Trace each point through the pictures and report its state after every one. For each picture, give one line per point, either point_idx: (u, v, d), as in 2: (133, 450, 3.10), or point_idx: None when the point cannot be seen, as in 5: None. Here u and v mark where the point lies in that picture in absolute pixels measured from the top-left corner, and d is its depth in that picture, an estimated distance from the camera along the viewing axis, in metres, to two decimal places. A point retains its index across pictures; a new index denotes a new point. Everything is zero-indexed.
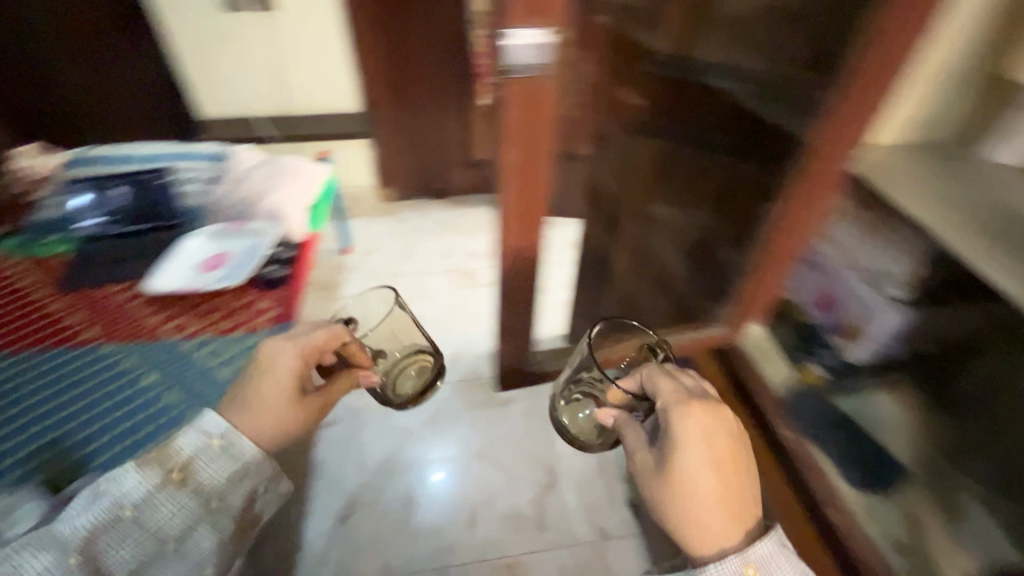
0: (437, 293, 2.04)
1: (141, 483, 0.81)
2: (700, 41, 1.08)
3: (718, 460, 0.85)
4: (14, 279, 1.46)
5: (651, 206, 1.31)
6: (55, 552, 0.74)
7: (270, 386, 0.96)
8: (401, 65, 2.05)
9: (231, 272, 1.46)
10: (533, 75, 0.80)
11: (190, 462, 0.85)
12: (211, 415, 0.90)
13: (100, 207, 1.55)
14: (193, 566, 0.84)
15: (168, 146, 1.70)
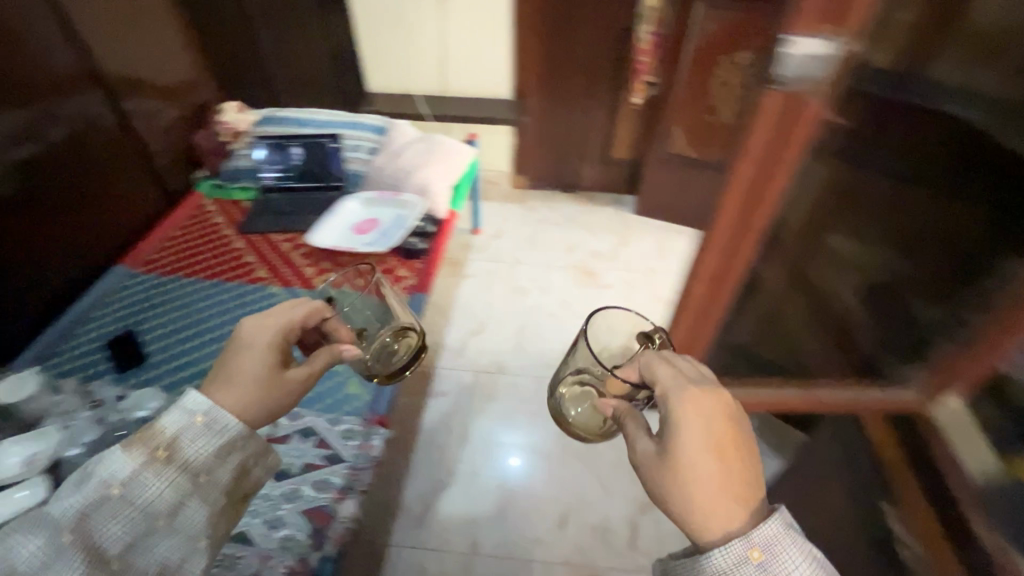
0: (556, 286, 2.04)
1: (120, 465, 0.66)
2: (946, 51, 0.83)
3: (722, 444, 0.66)
4: (208, 219, 1.68)
5: (840, 244, 1.11)
6: (49, 533, 0.62)
7: (250, 368, 0.78)
8: (560, 56, 2.06)
9: (380, 238, 1.56)
10: (800, 89, 0.72)
11: (175, 438, 0.69)
12: (194, 393, 0.73)
13: (280, 164, 1.76)
14: (188, 543, 0.69)
15: (340, 116, 1.88)
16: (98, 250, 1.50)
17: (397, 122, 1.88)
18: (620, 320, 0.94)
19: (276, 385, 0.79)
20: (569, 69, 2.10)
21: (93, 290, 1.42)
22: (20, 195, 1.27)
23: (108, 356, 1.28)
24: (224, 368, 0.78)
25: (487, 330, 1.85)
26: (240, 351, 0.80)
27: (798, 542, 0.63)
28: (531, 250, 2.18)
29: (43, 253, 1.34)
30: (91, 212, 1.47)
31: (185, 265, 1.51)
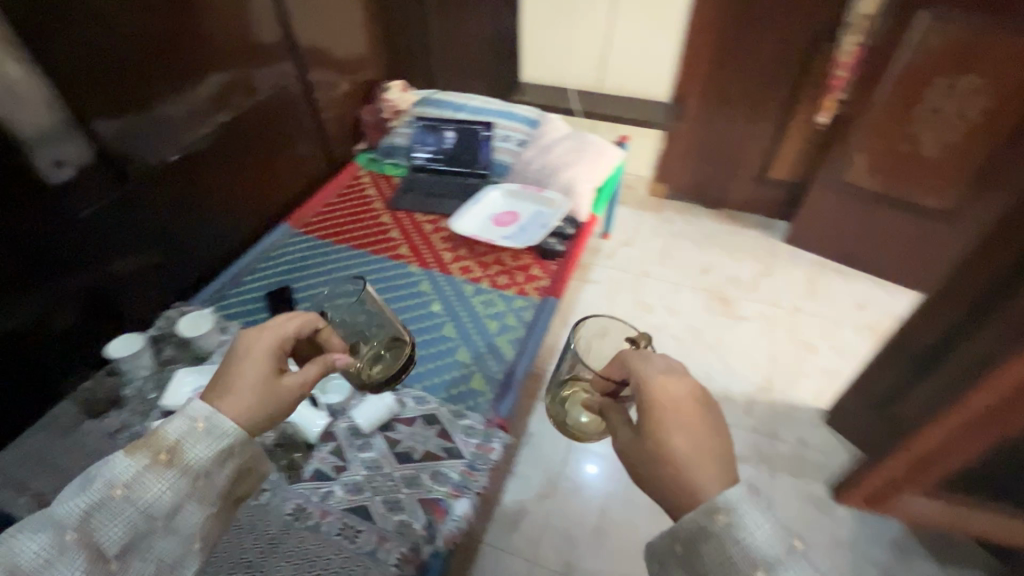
0: (685, 308, 1.89)
1: (122, 467, 0.60)
2: None
3: (692, 423, 0.68)
4: (363, 192, 1.78)
5: None
6: (46, 533, 0.56)
7: (247, 372, 0.71)
8: (733, 61, 1.89)
9: (518, 233, 1.53)
10: None
11: (178, 442, 0.62)
12: (198, 401, 0.67)
13: (432, 145, 1.80)
14: (185, 546, 0.61)
15: (494, 104, 1.88)
16: (269, 207, 1.65)
17: (549, 115, 1.84)
18: (603, 329, 0.97)
19: (276, 393, 0.72)
20: (739, 77, 1.92)
21: (261, 243, 1.55)
22: (218, 150, 1.42)
23: (265, 306, 1.38)
24: (228, 372, 0.72)
25: None
26: (240, 360, 0.73)
27: (769, 510, 0.58)
28: (662, 265, 2.05)
29: (228, 204, 1.50)
30: (269, 171, 1.61)
31: (338, 233, 1.61)
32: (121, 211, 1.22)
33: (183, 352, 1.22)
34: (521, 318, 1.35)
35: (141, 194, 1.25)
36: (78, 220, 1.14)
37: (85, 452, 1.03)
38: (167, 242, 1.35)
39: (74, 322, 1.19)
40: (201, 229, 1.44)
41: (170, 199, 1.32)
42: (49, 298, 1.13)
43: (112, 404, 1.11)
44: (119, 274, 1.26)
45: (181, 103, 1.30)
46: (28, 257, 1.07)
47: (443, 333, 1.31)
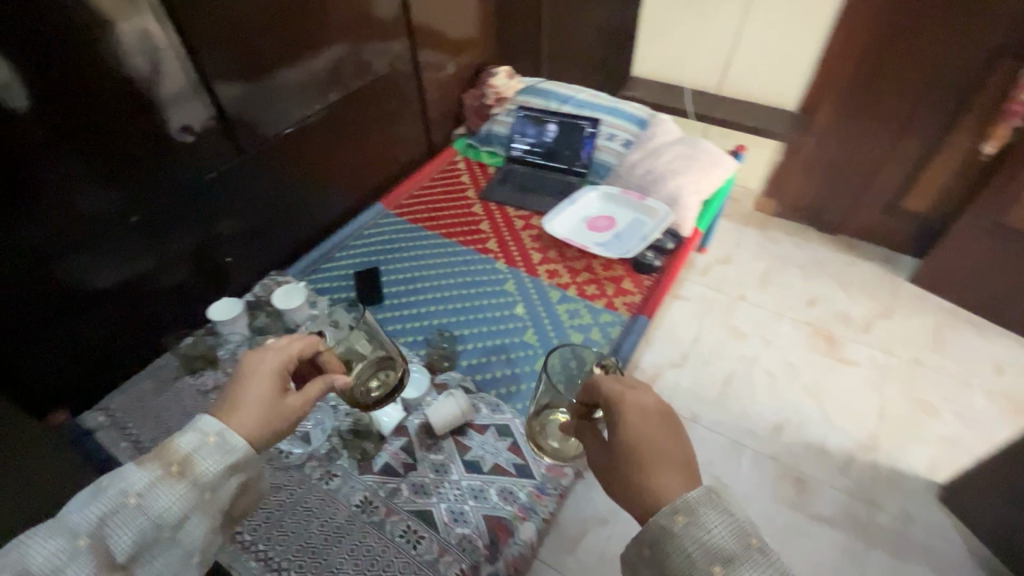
0: (783, 342, 1.72)
1: (131, 479, 0.60)
2: None
3: (660, 438, 0.64)
4: (457, 178, 1.75)
5: None
6: (60, 538, 0.55)
7: (253, 390, 0.72)
8: (882, 73, 1.66)
9: (612, 242, 1.44)
10: None
11: (189, 455, 0.63)
12: (206, 415, 0.68)
13: (532, 136, 1.74)
14: (183, 558, 0.62)
15: (602, 98, 1.77)
16: (366, 185, 1.67)
17: (661, 116, 1.71)
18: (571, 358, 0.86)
19: (279, 414, 0.72)
20: (886, 91, 1.68)
21: (355, 220, 1.57)
22: (327, 125, 1.45)
23: (353, 285, 1.40)
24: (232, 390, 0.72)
25: (688, 367, 1.65)
26: (245, 378, 0.74)
27: (727, 509, 0.55)
28: (762, 290, 1.87)
29: (329, 179, 1.53)
30: (370, 150, 1.63)
31: (429, 218, 1.60)
32: (235, 178, 1.27)
33: (274, 322, 1.25)
34: (607, 335, 1.27)
35: (254, 164, 1.30)
36: (197, 182, 1.20)
37: (179, 407, 1.09)
38: (272, 211, 1.40)
39: (183, 277, 1.27)
40: (303, 202, 1.48)
41: (279, 170, 1.37)
42: (165, 253, 1.21)
43: (208, 363, 1.16)
44: (226, 237, 1.32)
45: (299, 77, 1.32)
46: (151, 213, 1.15)
47: (524, 338, 1.26)
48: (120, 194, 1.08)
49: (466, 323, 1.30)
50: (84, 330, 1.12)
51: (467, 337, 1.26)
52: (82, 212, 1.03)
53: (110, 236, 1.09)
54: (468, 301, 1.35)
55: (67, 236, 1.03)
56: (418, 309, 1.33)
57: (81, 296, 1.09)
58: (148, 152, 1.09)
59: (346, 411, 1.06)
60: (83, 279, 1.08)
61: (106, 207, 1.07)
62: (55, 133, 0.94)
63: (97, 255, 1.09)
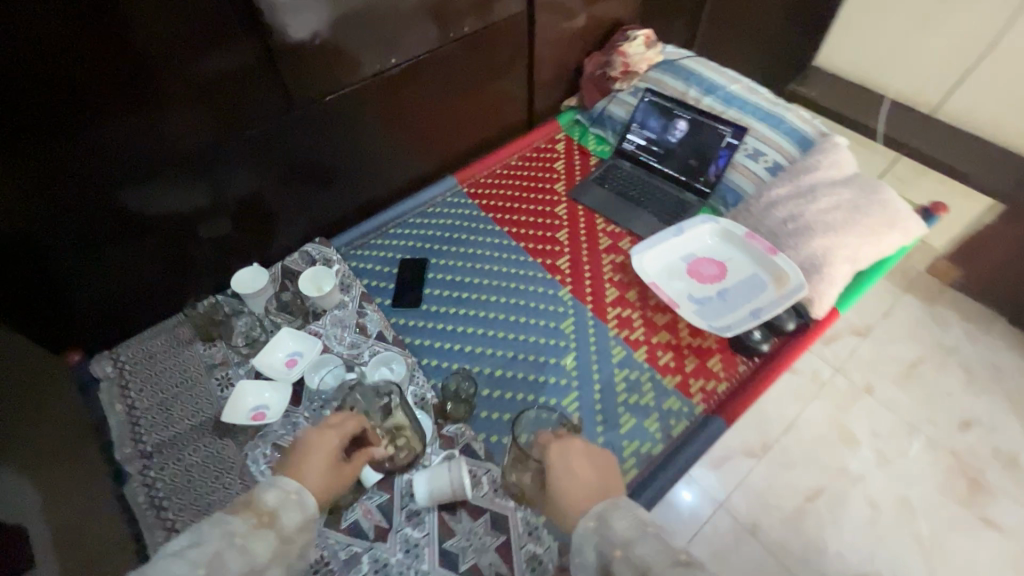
0: (906, 468, 1.32)
1: (229, 523, 0.61)
2: None
3: (584, 468, 0.69)
4: (550, 163, 1.47)
5: None
6: (182, 566, 0.56)
7: (315, 462, 0.69)
8: None
9: (719, 307, 1.11)
10: None
11: (275, 509, 0.64)
12: (278, 478, 0.66)
13: (653, 131, 1.38)
14: None
15: (761, 98, 1.36)
16: (448, 153, 1.44)
17: (837, 139, 1.26)
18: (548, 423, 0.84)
19: (338, 482, 0.70)
20: None
21: (421, 193, 1.37)
22: (412, 81, 1.22)
23: (395, 276, 1.23)
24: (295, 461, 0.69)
25: (767, 461, 1.33)
26: (307, 449, 0.70)
27: (630, 509, 0.64)
28: (900, 387, 1.44)
29: (405, 141, 1.32)
30: (459, 114, 1.38)
31: (502, 209, 1.36)
32: (306, 121, 1.11)
33: (298, 301, 1.13)
34: (665, 429, 1.00)
35: (327, 111, 1.12)
36: (264, 118, 1.06)
37: (183, 378, 1.02)
38: (337, 165, 1.24)
39: (232, 219, 1.17)
40: (372, 162, 1.29)
41: (351, 124, 1.18)
42: (219, 190, 1.10)
43: (226, 335, 1.09)
44: (285, 184, 1.19)
45: (385, 17, 1.08)
46: (210, 145, 1.03)
47: (562, 403, 1.03)
48: (178, 120, 0.96)
49: (501, 360, 1.08)
50: (126, 257, 1.06)
51: (496, 380, 1.05)
52: (155, 133, 0.95)
53: (164, 163, 0.99)
54: (513, 331, 1.13)
55: (125, 152, 0.93)
56: (454, 325, 1.14)
57: (128, 222, 1.02)
58: (214, 78, 0.95)
59: None
60: (130, 205, 1.00)
61: (162, 133, 0.96)
62: (117, 39, 0.82)
63: (148, 181, 0.99)
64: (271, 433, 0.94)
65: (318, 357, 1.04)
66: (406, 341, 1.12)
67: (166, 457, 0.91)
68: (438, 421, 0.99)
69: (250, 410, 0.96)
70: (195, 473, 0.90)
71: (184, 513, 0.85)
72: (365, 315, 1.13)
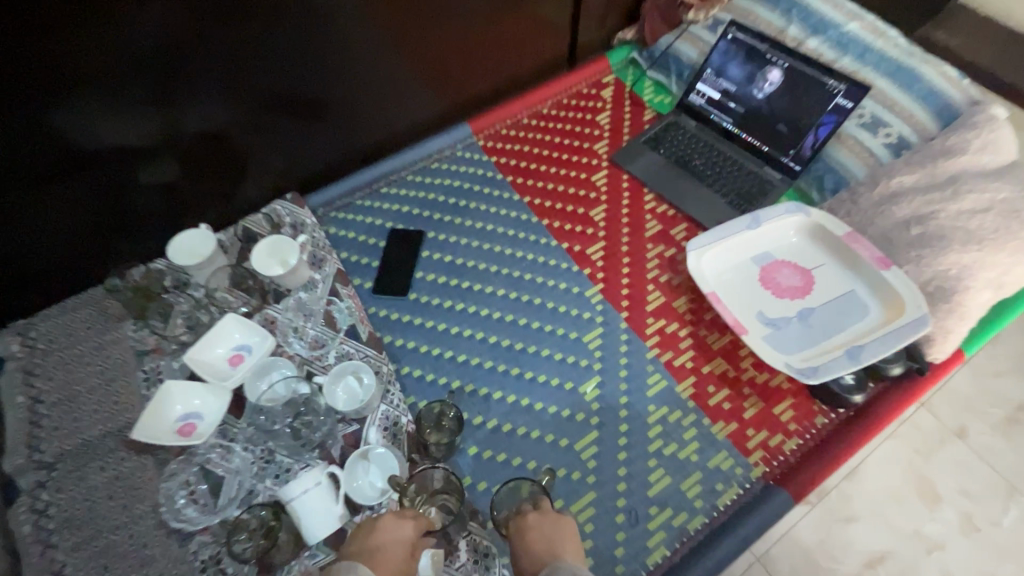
0: (1000, 539, 1.05)
1: None
2: None
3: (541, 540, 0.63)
4: (592, 115, 1.14)
5: None
6: None
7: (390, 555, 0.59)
8: None
9: (801, 339, 0.82)
10: None
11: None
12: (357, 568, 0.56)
13: (733, 81, 1.04)
14: None
15: (889, 44, 0.99)
16: (466, 94, 1.13)
17: (996, 109, 0.90)
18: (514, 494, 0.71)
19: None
20: None
21: (425, 144, 1.09)
22: None
23: (382, 252, 0.97)
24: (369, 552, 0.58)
25: (822, 511, 1.08)
26: (380, 539, 0.60)
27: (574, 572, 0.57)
28: (1004, 436, 1.15)
29: (411, 71, 1.02)
30: (481, 40, 1.06)
31: (524, 172, 1.06)
32: (282, 29, 0.85)
33: (255, 278, 0.90)
34: (710, 497, 0.75)
35: (311, 17, 0.86)
36: (229, 22, 0.81)
37: (105, 367, 0.82)
38: (323, 97, 0.97)
39: (188, 164, 0.93)
40: (370, 97, 1.02)
41: (341, 40, 0.91)
42: (177, 120, 0.87)
43: (163, 313, 0.86)
44: (258, 116, 0.94)
45: None
46: (157, 53, 0.79)
47: (575, 447, 0.78)
48: (135, 17, 0.74)
49: (502, 378, 0.84)
50: (46, 200, 0.83)
51: (493, 406, 0.81)
52: (106, 28, 0.73)
53: (94, 73, 0.76)
54: (521, 340, 0.87)
55: (53, 46, 0.71)
56: (447, 325, 0.89)
57: (54, 150, 0.80)
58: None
59: (275, 472, 0.73)
60: (54, 127, 0.78)
61: (108, 33, 0.74)
62: None
63: (76, 96, 0.77)
64: (198, 455, 0.74)
65: (266, 357, 0.81)
66: (384, 341, 0.88)
67: (68, 472, 0.73)
68: (411, 458, 0.76)
69: (177, 421, 0.76)
70: (100, 499, 0.71)
71: (80, 552, 0.67)
72: (336, 302, 0.89)
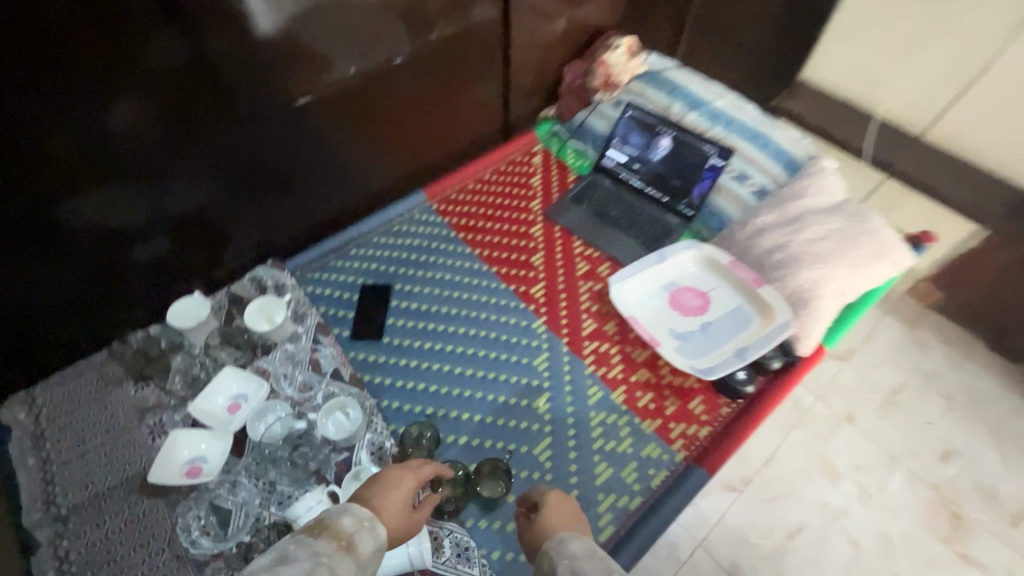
0: (888, 501, 1.27)
1: (314, 544, 0.59)
2: None
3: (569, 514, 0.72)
4: (526, 178, 1.37)
5: None
6: None
7: (392, 503, 0.69)
8: None
9: (703, 346, 1.04)
10: None
11: (353, 535, 0.62)
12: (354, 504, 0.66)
13: (635, 147, 1.30)
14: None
15: (748, 115, 1.28)
16: (418, 165, 1.33)
17: (824, 162, 1.19)
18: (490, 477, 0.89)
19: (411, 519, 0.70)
20: None
21: (384, 210, 1.26)
22: (379, 85, 1.10)
23: (356, 303, 1.13)
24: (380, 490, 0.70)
25: (747, 497, 1.27)
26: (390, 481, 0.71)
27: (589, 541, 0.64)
28: (879, 418, 1.36)
29: (371, 150, 1.20)
30: (429, 124, 1.27)
31: (474, 228, 1.26)
32: (251, 124, 0.98)
33: (244, 333, 1.02)
34: (643, 480, 0.93)
35: (290, 116, 1.02)
36: (221, 121, 0.95)
37: (111, 425, 0.91)
38: (290, 173, 1.11)
39: (174, 237, 1.04)
40: (334, 172, 1.17)
41: (314, 131, 1.07)
42: (161, 202, 0.98)
43: (162, 373, 0.97)
44: (235, 193, 1.06)
45: (355, 16, 0.97)
46: (159, 149, 0.91)
47: (533, 451, 0.94)
48: (119, 123, 0.85)
49: (468, 402, 0.99)
50: (44, 277, 0.92)
51: (462, 425, 0.97)
52: (94, 136, 0.83)
53: (101, 167, 0.87)
54: (482, 368, 1.04)
55: (52, 154, 0.81)
56: (418, 361, 1.04)
57: (52, 238, 0.89)
58: (165, 73, 0.84)
59: (279, 499, 0.85)
60: (58, 211, 0.87)
61: (93, 139, 0.84)
62: (69, 33, 0.73)
63: (72, 193, 0.87)
64: (209, 492, 0.84)
65: (264, 401, 0.94)
66: (364, 379, 1.02)
67: (86, 519, 0.81)
68: None
69: (184, 465, 0.86)
70: (116, 544, 0.79)
71: None
72: (319, 349, 1.03)
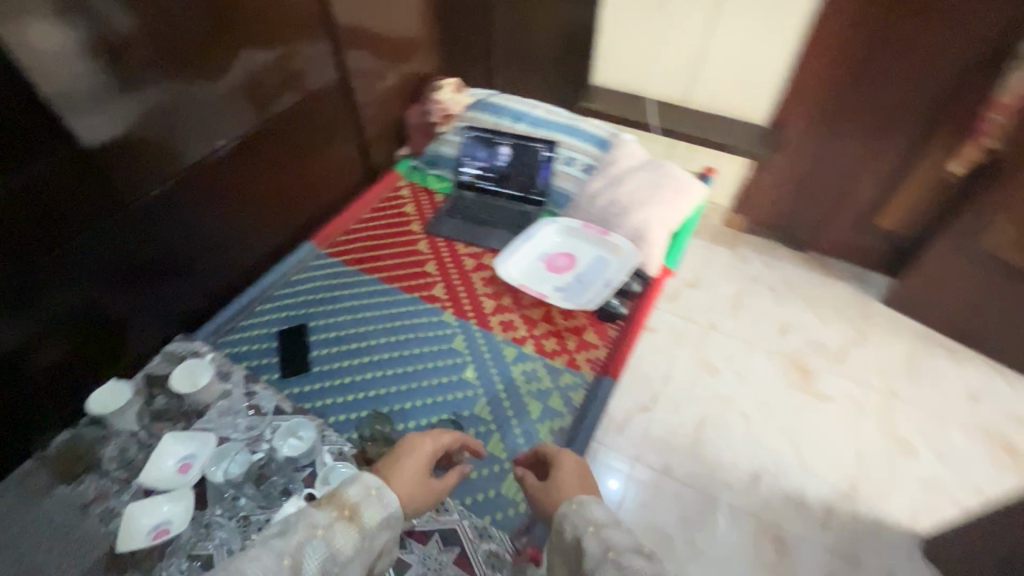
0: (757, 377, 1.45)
1: (313, 517, 0.64)
2: None
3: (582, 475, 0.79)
4: (399, 208, 1.55)
5: None
6: (269, 558, 0.58)
7: (407, 472, 0.76)
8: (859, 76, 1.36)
9: (580, 288, 1.28)
10: None
11: (357, 504, 0.67)
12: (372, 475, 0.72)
13: (482, 160, 1.54)
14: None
15: (560, 114, 1.59)
16: (299, 220, 1.45)
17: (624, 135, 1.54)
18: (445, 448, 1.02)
19: (425, 485, 0.76)
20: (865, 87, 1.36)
21: (278, 266, 1.35)
22: (241, 158, 1.21)
23: (277, 349, 1.20)
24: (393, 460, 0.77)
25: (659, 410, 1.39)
26: (406, 450, 0.78)
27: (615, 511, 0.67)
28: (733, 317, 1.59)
29: (249, 218, 1.29)
30: (299, 182, 1.40)
31: (367, 258, 1.41)
32: (127, 221, 1.03)
33: (175, 404, 1.05)
34: (568, 402, 1.13)
35: (162, 203, 1.08)
36: (95, 224, 0.98)
37: (54, 531, 0.90)
38: (175, 256, 1.15)
39: (68, 346, 1.03)
40: (218, 245, 1.24)
41: (188, 211, 1.13)
42: (48, 316, 0.97)
43: (93, 469, 0.97)
44: (125, 289, 1.09)
45: (208, 100, 1.09)
46: (23, 274, 0.91)
47: (475, 411, 1.10)
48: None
49: (408, 393, 1.12)
50: None
51: (409, 412, 1.10)
52: None
53: None
54: (411, 364, 1.17)
55: None
56: (352, 376, 1.15)
57: None
58: (7, 202, 0.85)
59: (257, 526, 0.92)
60: None
61: None
62: None
63: None
64: (184, 546, 0.89)
65: (216, 449, 0.99)
66: (308, 406, 1.10)
67: None
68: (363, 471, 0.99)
69: (150, 531, 0.89)
70: None
71: None
72: (256, 394, 1.09)
